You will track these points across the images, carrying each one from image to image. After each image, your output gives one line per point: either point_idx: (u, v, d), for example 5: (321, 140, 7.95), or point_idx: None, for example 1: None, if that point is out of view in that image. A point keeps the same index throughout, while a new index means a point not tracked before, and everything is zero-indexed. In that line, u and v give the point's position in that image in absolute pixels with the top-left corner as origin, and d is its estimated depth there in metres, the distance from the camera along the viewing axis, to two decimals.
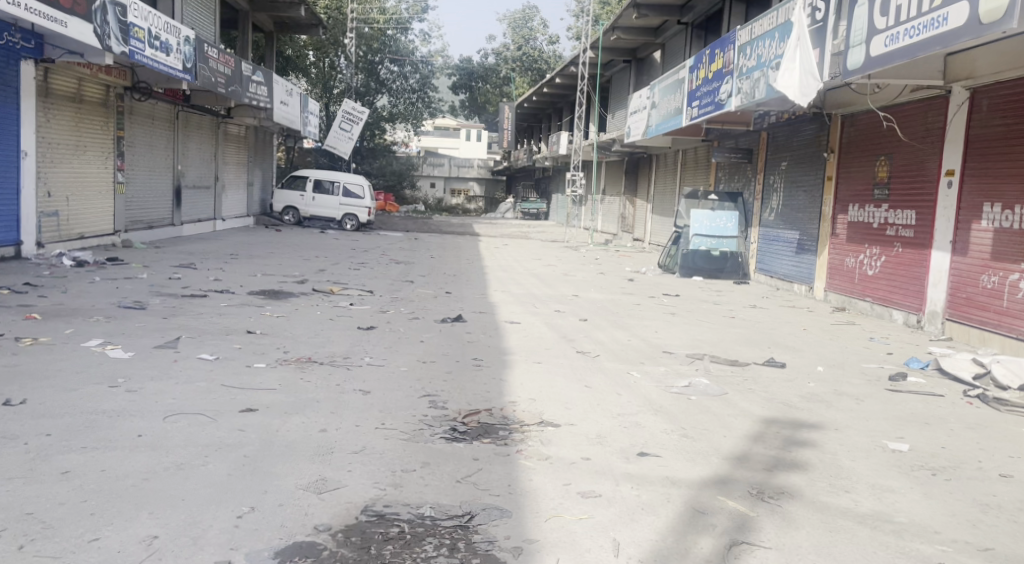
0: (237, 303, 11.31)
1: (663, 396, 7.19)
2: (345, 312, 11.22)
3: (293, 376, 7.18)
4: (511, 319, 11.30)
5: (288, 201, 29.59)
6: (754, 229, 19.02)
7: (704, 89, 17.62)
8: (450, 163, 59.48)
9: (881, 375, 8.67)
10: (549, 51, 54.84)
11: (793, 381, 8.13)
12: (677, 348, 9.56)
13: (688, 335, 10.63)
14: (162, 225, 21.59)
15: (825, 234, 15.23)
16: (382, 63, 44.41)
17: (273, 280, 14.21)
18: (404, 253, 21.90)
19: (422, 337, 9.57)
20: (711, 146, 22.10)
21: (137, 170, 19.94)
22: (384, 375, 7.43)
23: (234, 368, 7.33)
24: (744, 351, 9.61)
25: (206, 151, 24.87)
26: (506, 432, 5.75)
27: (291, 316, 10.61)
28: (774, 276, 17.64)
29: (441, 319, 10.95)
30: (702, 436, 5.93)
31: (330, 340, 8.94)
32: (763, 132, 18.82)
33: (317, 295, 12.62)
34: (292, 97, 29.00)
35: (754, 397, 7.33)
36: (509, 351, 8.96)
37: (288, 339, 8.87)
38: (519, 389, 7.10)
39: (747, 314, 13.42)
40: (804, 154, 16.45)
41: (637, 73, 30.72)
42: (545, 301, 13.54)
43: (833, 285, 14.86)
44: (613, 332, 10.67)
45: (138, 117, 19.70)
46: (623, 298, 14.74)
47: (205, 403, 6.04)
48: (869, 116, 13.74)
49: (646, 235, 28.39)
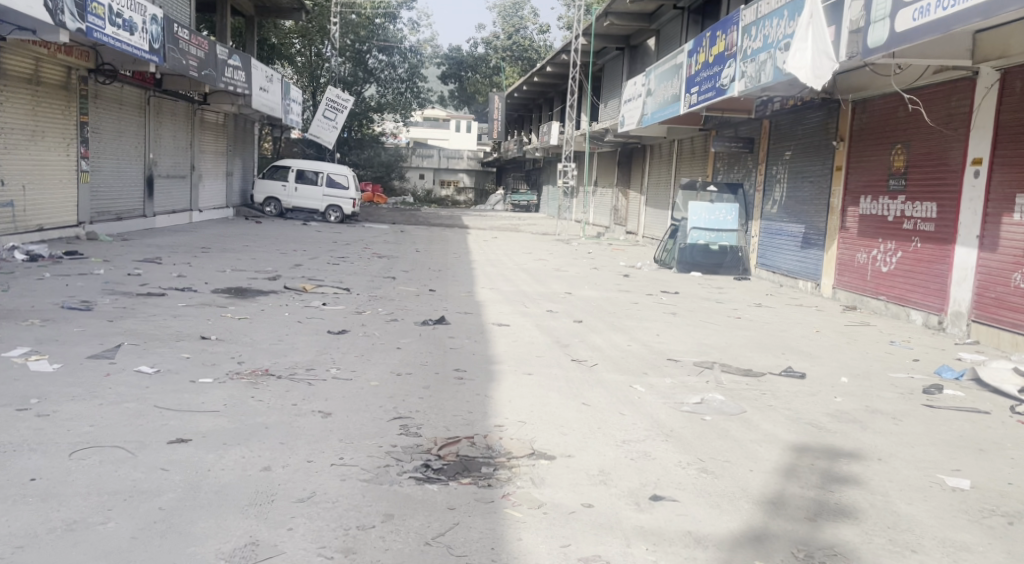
0: (196, 304, 10.29)
1: (672, 415, 6.22)
2: (315, 313, 10.21)
3: (242, 393, 6.20)
4: (499, 322, 10.29)
5: (269, 192, 28.43)
6: (755, 223, 18.08)
7: (704, 74, 16.64)
8: (440, 154, 58.04)
9: (914, 387, 7.69)
10: (539, 40, 53.70)
11: (817, 395, 7.17)
12: (683, 356, 8.59)
13: (693, 340, 9.65)
14: (132, 216, 20.52)
15: (834, 227, 14.27)
16: (370, 52, 43.29)
17: (242, 277, 13.17)
18: (388, 246, 20.88)
19: (399, 343, 8.58)
20: (709, 135, 21.14)
21: (104, 158, 18.88)
22: (350, 391, 6.43)
23: (176, 384, 6.34)
24: (757, 358, 8.64)
25: (180, 139, 23.77)
26: (490, 469, 4.78)
27: (254, 318, 9.59)
28: (777, 271, 16.70)
29: (421, 321, 9.96)
30: (720, 470, 4.99)
31: (292, 348, 7.94)
32: (765, 120, 17.80)
33: (288, 294, 11.60)
34: (273, 84, 27.88)
35: (777, 417, 6.37)
36: (496, 359, 7.97)
37: (246, 346, 7.89)
38: (506, 410, 6.12)
39: (754, 313, 12.46)
40: (812, 143, 15.44)
41: (630, 61, 29.71)
42: (536, 299, 12.53)
43: (843, 282, 13.92)
44: (611, 335, 9.68)
45: (105, 102, 18.64)
46: (619, 295, 13.76)
47: (128, 432, 5.07)
48: (886, 100, 12.76)
49: (639, 228, 27.43)
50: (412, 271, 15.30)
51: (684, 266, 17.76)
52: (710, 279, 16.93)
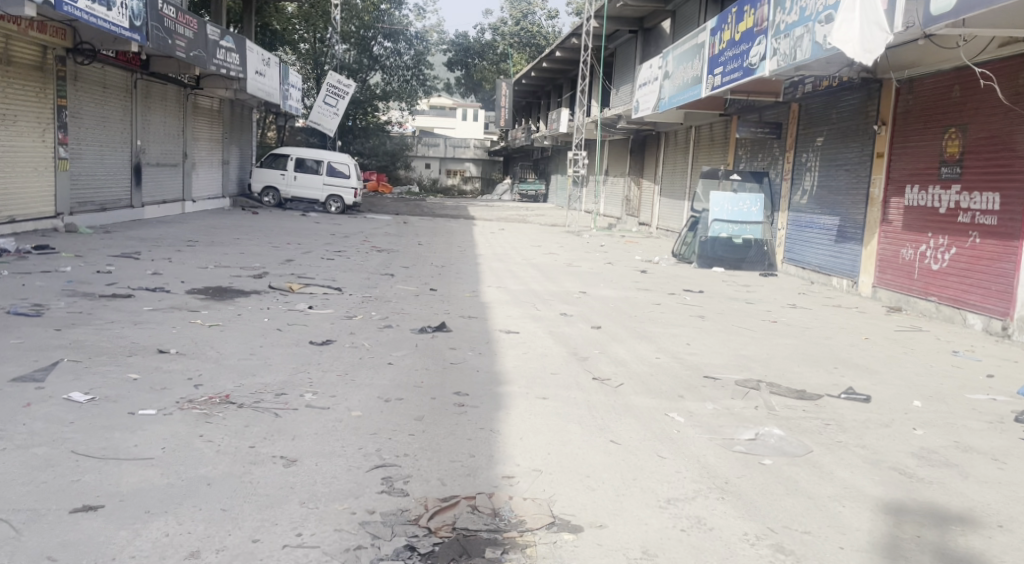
0: (164, 308, 9.12)
1: (722, 458, 5.01)
2: (299, 318, 9.00)
3: (188, 430, 4.98)
4: (506, 329, 9.05)
5: (268, 181, 27.18)
6: (782, 215, 16.84)
7: (729, 53, 15.36)
8: (447, 143, 56.60)
9: (1003, 413, 6.44)
10: (548, 26, 52.21)
11: (892, 426, 5.92)
12: (721, 372, 7.39)
13: (730, 351, 8.42)
14: (118, 207, 19.37)
15: (874, 220, 13.01)
16: (375, 39, 42.12)
17: (224, 274, 11.96)
18: (387, 239, 19.72)
19: (391, 357, 7.36)
20: (731, 119, 19.84)
21: (87, 146, 17.73)
22: (324, 427, 5.21)
23: (111, 417, 5.15)
24: (810, 376, 7.40)
25: (172, 126, 22.59)
26: (496, 553, 3.67)
27: (228, 325, 8.40)
28: (807, 267, 15.49)
29: (419, 328, 8.77)
30: (797, 547, 3.91)
31: (264, 366, 6.72)
32: (793, 103, 16.49)
33: (272, 295, 10.39)
34: (270, 68, 26.65)
35: (852, 461, 5.14)
36: (504, 378, 6.78)
37: (209, 364, 6.68)
38: (517, 452, 4.91)
39: (790, 316, 11.22)
40: (849, 128, 14.10)
41: (644, 44, 28.42)
42: (548, 300, 11.32)
43: (885, 281, 12.67)
44: (636, 346, 8.46)
45: (86, 84, 17.47)
46: (638, 295, 12.53)
47: (22, 495, 3.92)
48: (938, 79, 11.52)
49: (653, 220, 26.22)
50: (414, 268, 14.10)
51: (705, 261, 16.48)
52: (734, 275, 15.68)
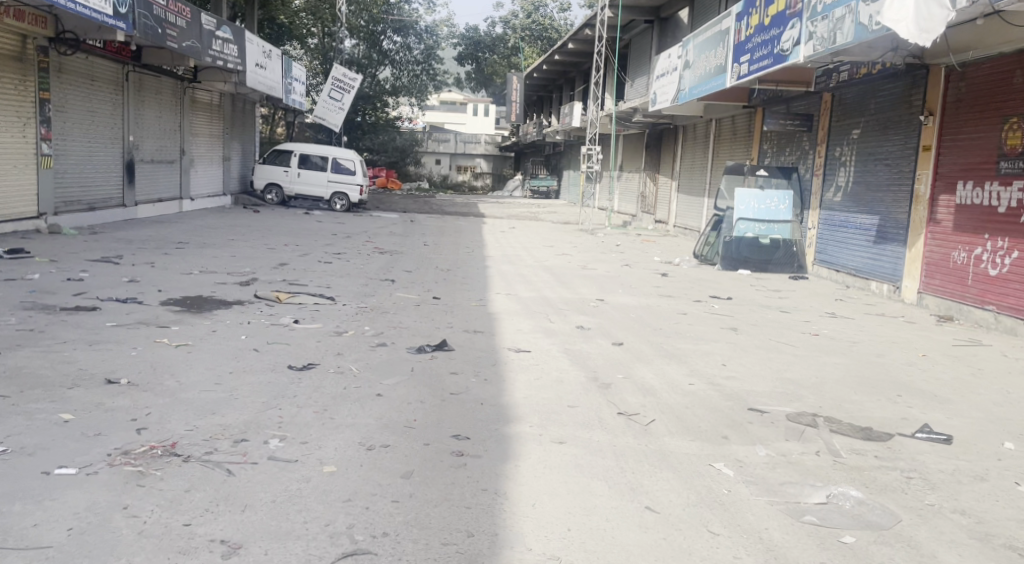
0: (130, 323, 8.07)
1: (790, 535, 4.00)
2: (282, 335, 7.93)
3: (109, 500, 3.93)
4: (515, 346, 7.98)
5: (270, 178, 26.13)
6: (813, 213, 15.70)
7: (757, 38, 14.22)
8: (457, 138, 55.47)
9: None
10: (560, 19, 50.94)
11: (990, 481, 4.83)
12: (769, 404, 6.30)
13: (773, 374, 7.33)
14: (108, 206, 18.40)
15: (920, 220, 11.92)
16: (385, 34, 41.19)
17: (208, 282, 10.90)
18: (392, 239, 18.72)
19: (381, 385, 6.30)
20: (756, 111, 18.66)
21: (73, 142, 16.75)
22: (285, 491, 4.16)
23: (14, 481, 4.08)
24: (873, 408, 6.31)
25: (168, 120, 21.59)
26: None
27: (198, 344, 7.34)
28: (841, 270, 14.38)
29: (417, 347, 7.70)
30: None
31: (228, 400, 5.67)
32: (826, 93, 15.32)
33: (256, 306, 9.34)
34: (272, 60, 25.63)
35: (954, 535, 4.10)
36: (513, 414, 5.71)
37: (163, 397, 5.64)
38: (529, 529, 3.93)
39: (831, 327, 10.12)
40: (890, 119, 12.94)
41: (660, 34, 27.28)
42: (563, 309, 10.25)
43: (932, 287, 11.58)
44: (665, 368, 7.38)
45: (71, 77, 16.47)
46: (661, 302, 11.44)
47: None
48: (993, 63, 10.51)
49: (670, 218, 25.13)
50: (417, 272, 13.05)
51: (730, 263, 15.34)
52: (763, 279, 14.55)
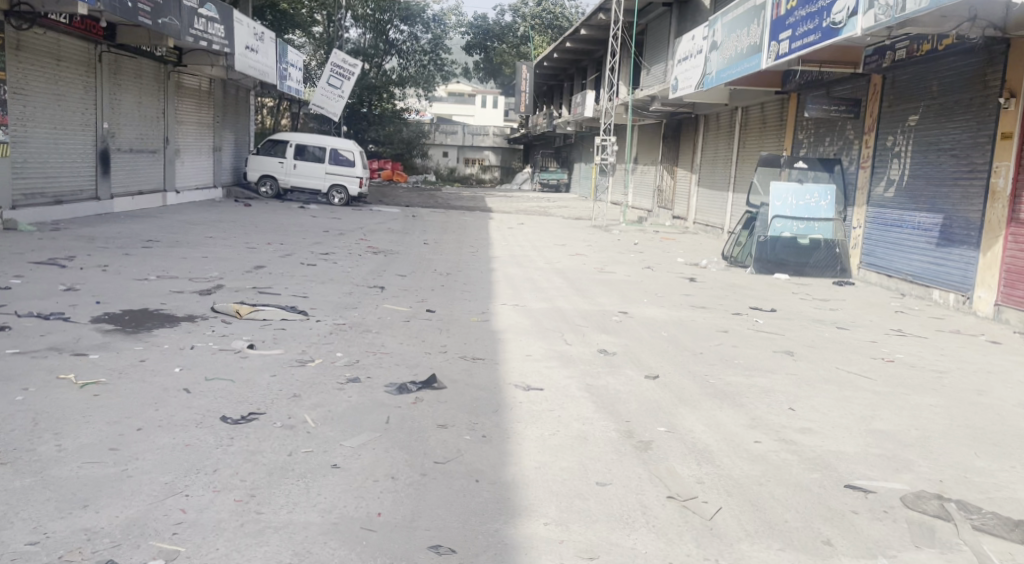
0: (39, 348, 6.40)
1: None
2: (228, 366, 6.25)
3: None
4: (524, 381, 6.28)
5: (265, 169, 24.49)
6: (858, 209, 13.92)
7: (801, 11, 12.45)
8: (465, 130, 53.44)
9: None
10: (572, 6, 49.00)
11: None
12: (872, 478, 4.61)
13: (862, 425, 5.62)
14: (78, 199, 16.76)
15: (998, 219, 10.22)
16: (392, 22, 39.64)
17: (161, 290, 9.21)
18: (389, 236, 17.03)
19: (339, 450, 4.58)
20: (791, 97, 16.87)
21: (34, 127, 15.10)
22: None
23: None
24: (1015, 486, 4.61)
25: (149, 106, 19.92)
26: None
27: (114, 380, 5.69)
28: (891, 276, 12.67)
29: (394, 383, 5.99)
30: None
31: (119, 478, 4.03)
32: (875, 76, 13.53)
33: (207, 324, 7.65)
34: (265, 43, 23.92)
35: None
36: (524, 501, 4.03)
37: (21, 476, 3.97)
38: None
39: (902, 349, 8.42)
40: (958, 102, 11.18)
41: (681, 17, 25.47)
42: (581, 325, 8.56)
43: (1014, 299, 9.90)
44: (718, 414, 5.68)
45: (32, 55, 14.82)
46: (694, 315, 9.73)
47: None
48: None
49: (689, 214, 23.39)
50: (412, 277, 11.33)
51: (764, 265, 13.58)
52: (804, 285, 12.80)
